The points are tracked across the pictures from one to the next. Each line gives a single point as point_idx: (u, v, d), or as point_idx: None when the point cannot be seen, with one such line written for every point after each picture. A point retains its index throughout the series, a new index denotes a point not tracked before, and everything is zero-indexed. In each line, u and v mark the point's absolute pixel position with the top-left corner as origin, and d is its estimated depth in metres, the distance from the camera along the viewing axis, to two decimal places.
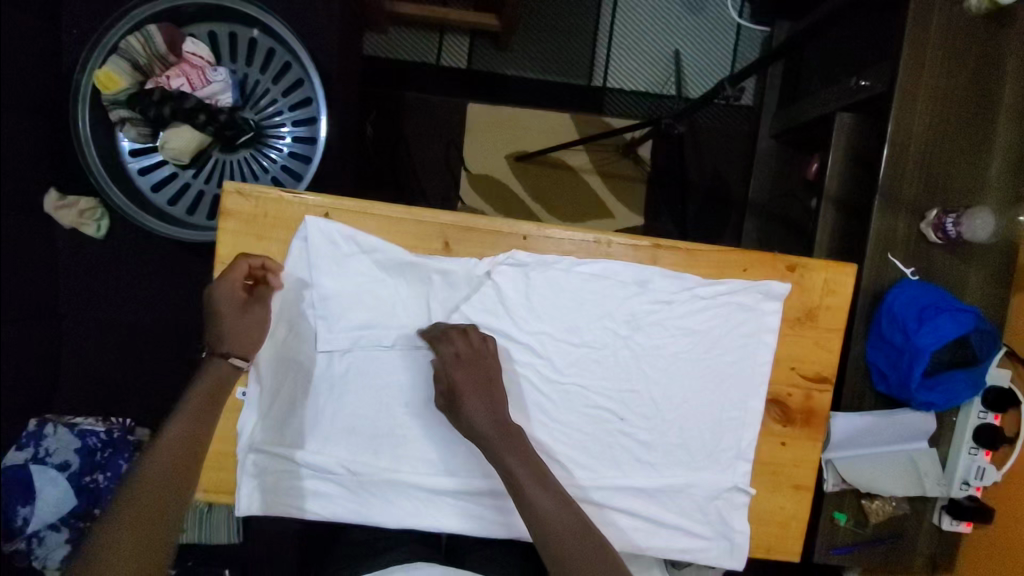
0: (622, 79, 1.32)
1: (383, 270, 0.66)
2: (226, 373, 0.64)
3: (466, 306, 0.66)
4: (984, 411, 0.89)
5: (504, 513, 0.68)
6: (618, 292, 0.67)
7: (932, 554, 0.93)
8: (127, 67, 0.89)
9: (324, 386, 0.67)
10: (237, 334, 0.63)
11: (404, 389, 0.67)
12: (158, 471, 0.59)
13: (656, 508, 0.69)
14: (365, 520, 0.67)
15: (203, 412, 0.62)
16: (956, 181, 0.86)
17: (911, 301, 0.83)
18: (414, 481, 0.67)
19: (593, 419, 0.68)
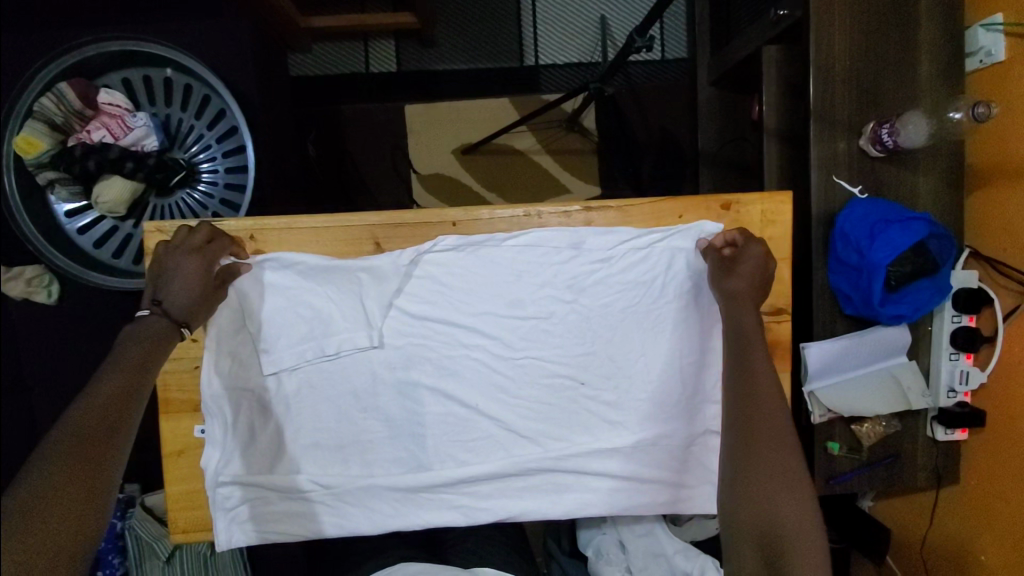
0: (553, 53, 1.31)
1: (313, 280, 0.68)
2: (157, 331, 0.61)
3: (403, 300, 0.69)
4: (957, 314, 0.87)
5: (482, 498, 0.70)
6: (553, 258, 0.68)
7: (932, 467, 0.92)
8: (44, 128, 0.88)
9: (281, 407, 0.69)
10: (192, 299, 0.63)
11: (358, 395, 0.69)
12: (62, 479, 0.51)
13: (631, 467, 0.70)
14: (349, 531, 0.69)
15: (105, 411, 0.56)
16: (887, 93, 0.85)
17: (862, 218, 0.82)
18: (387, 484, 0.69)
19: (549, 389, 0.70)
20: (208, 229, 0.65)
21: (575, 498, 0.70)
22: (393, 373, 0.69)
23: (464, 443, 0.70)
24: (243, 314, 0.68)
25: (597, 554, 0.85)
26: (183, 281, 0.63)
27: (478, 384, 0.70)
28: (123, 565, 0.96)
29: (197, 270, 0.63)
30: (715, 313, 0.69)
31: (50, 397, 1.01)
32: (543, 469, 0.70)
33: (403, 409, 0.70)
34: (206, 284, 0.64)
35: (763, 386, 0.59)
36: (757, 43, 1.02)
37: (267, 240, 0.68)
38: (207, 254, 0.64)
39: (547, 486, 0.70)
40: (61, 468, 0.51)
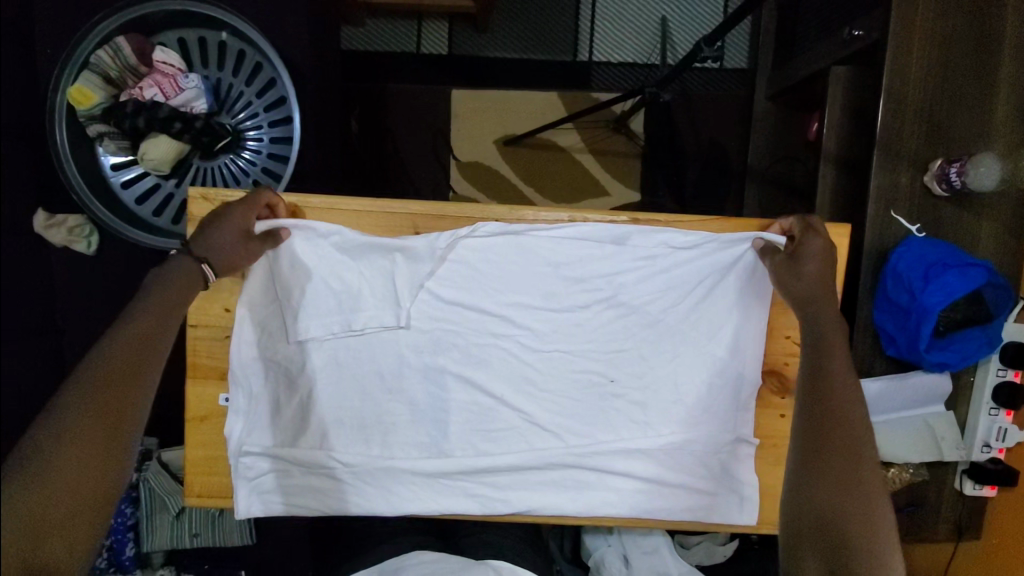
0: (608, 51, 1.28)
1: (344, 253, 0.66)
2: (186, 268, 0.60)
3: (433, 282, 0.67)
4: (1003, 368, 0.83)
5: (500, 488, 0.69)
6: (595, 252, 0.66)
7: (956, 520, 0.89)
8: (99, 81, 0.88)
9: (307, 382, 0.68)
10: (222, 244, 0.61)
11: (385, 375, 0.68)
12: (83, 423, 0.49)
13: (654, 467, 0.68)
14: (364, 510, 0.68)
15: (131, 359, 0.54)
16: (959, 130, 0.81)
17: (917, 258, 0.78)
18: (406, 467, 0.68)
19: (579, 392, 0.69)
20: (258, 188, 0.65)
21: (593, 496, 0.68)
22: (419, 358, 0.68)
23: (487, 432, 0.69)
24: (277, 285, 0.67)
25: (597, 565, 0.84)
26: (220, 229, 0.61)
27: (505, 381, 0.69)
28: (134, 515, 0.98)
29: (236, 222, 0.61)
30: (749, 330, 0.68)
31: (79, 343, 1.03)
32: (564, 465, 0.69)
33: (428, 394, 0.69)
34: (242, 239, 0.62)
35: (841, 396, 0.55)
36: (824, 62, 0.97)
37: (311, 216, 0.68)
38: (249, 210, 0.62)
39: (567, 483, 0.69)
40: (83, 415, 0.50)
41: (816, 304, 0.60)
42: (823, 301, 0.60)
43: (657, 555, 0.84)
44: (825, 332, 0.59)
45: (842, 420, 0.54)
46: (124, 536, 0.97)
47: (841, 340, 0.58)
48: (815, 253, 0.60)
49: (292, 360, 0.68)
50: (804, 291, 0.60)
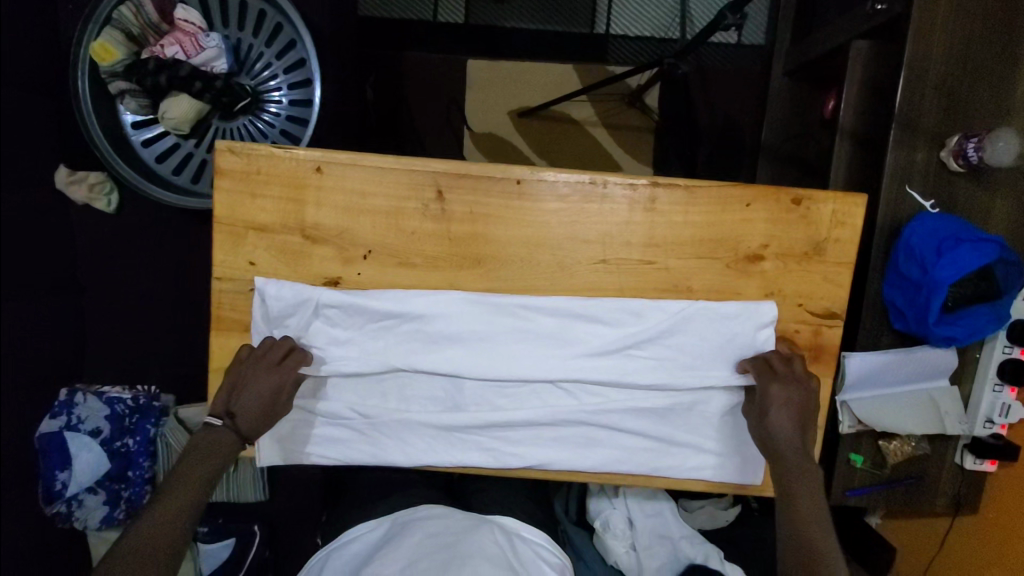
0: (626, 23, 1.26)
1: (364, 208, 0.66)
2: (227, 440, 0.64)
3: (449, 241, 0.67)
4: (1008, 345, 0.84)
5: (513, 444, 0.69)
6: (620, 213, 0.66)
7: (955, 494, 0.91)
8: (121, 37, 0.89)
9: (322, 339, 0.67)
10: (256, 417, 0.64)
11: (403, 332, 0.67)
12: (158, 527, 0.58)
13: (664, 428, 0.69)
14: (380, 460, 0.69)
15: (206, 458, 0.63)
16: (978, 106, 0.81)
17: (931, 233, 0.79)
18: (423, 420, 0.69)
19: (596, 354, 0.67)
20: (284, 345, 0.65)
21: (603, 453, 0.69)
22: (435, 317, 0.67)
23: (502, 389, 0.69)
24: (295, 239, 0.66)
25: (604, 526, 0.87)
26: (256, 408, 0.64)
27: (521, 340, 0.68)
28: (150, 469, 1.02)
29: (269, 389, 0.64)
30: (767, 307, 0.66)
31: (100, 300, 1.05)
32: (576, 422, 0.69)
33: (443, 356, 0.67)
34: (273, 400, 0.65)
35: (811, 520, 0.61)
36: (844, 37, 0.97)
37: (331, 175, 0.65)
38: (280, 375, 0.64)
39: (579, 440, 0.70)
40: (151, 521, 0.59)
41: (790, 441, 0.63)
42: (791, 430, 0.64)
43: (661, 518, 0.87)
44: (791, 423, 0.64)
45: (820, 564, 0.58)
46: (141, 488, 1.01)
47: (806, 419, 0.64)
48: (786, 396, 0.64)
49: (305, 317, 0.67)
50: (783, 438, 0.64)
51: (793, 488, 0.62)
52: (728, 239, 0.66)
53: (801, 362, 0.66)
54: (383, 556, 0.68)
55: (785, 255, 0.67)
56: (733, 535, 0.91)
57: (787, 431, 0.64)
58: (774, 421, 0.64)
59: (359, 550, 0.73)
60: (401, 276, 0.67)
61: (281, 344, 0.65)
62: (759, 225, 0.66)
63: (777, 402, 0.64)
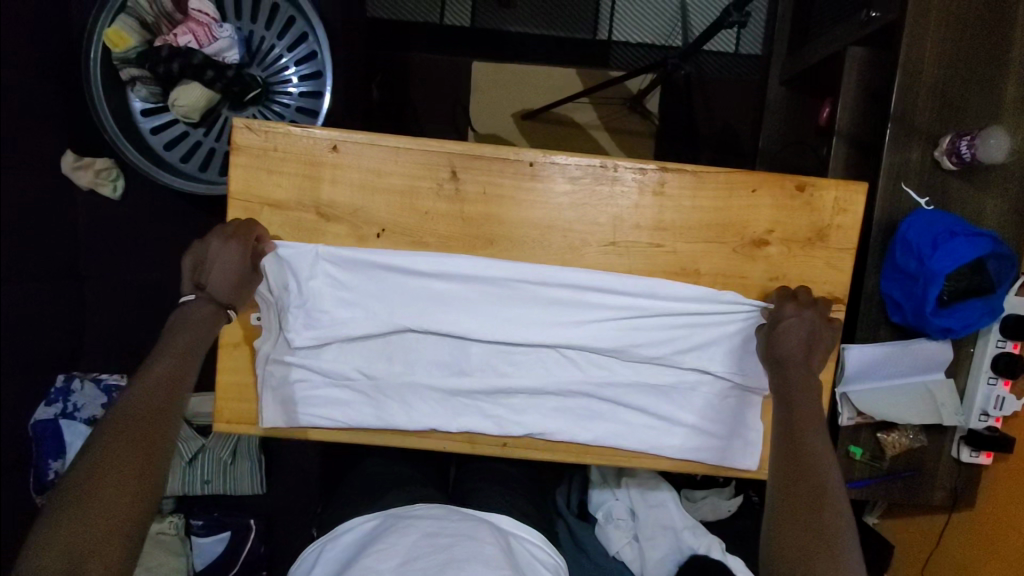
0: (628, 30, 1.29)
1: (381, 187, 0.67)
2: (206, 313, 0.63)
3: (461, 221, 0.68)
4: (1002, 339, 0.86)
5: (518, 411, 0.70)
6: (629, 197, 0.68)
7: (953, 488, 0.92)
8: (134, 24, 0.90)
9: (330, 302, 0.67)
10: (234, 284, 0.64)
11: (410, 292, 0.67)
12: (112, 457, 0.50)
13: (668, 407, 0.70)
14: (386, 423, 0.69)
15: (157, 382, 0.57)
16: (969, 108, 0.84)
17: (926, 228, 0.81)
18: (429, 382, 0.69)
19: (600, 323, 0.68)
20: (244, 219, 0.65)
21: (604, 427, 0.70)
22: (439, 278, 0.67)
23: (509, 355, 0.69)
24: (309, 216, 0.67)
25: (605, 516, 0.88)
26: (223, 279, 0.64)
27: (528, 310, 0.68)
28: None
29: (231, 261, 0.64)
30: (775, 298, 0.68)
31: (100, 287, 1.05)
32: (582, 393, 0.69)
33: (449, 320, 0.68)
34: (245, 267, 0.65)
35: (805, 431, 0.59)
36: (839, 44, 1.00)
37: (347, 154, 0.67)
38: (243, 239, 0.64)
39: (582, 411, 0.70)
40: (117, 447, 0.51)
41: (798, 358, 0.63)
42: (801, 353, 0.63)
43: (662, 509, 0.86)
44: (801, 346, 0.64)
45: (811, 471, 0.56)
46: None
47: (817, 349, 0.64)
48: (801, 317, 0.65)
49: (306, 279, 0.66)
50: (790, 354, 0.63)
51: (792, 401, 0.61)
52: (734, 223, 0.68)
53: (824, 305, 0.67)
54: (377, 547, 0.62)
55: (789, 240, 0.69)
56: (733, 526, 0.91)
57: (794, 350, 0.63)
58: (783, 337, 0.64)
59: (352, 540, 0.69)
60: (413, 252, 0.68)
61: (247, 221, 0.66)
62: (765, 210, 0.68)
63: (788, 320, 0.65)
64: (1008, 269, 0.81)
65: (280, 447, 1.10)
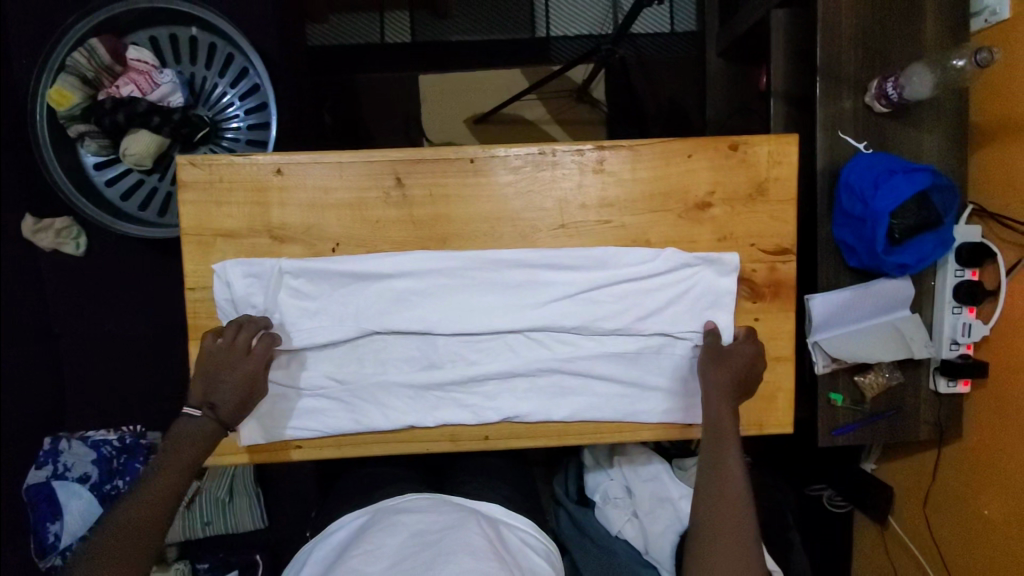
0: (566, 24, 1.32)
1: (329, 203, 0.69)
2: (210, 430, 0.63)
3: (411, 225, 0.69)
4: (960, 268, 0.88)
5: (490, 397, 0.71)
6: (571, 179, 0.70)
7: (937, 421, 0.94)
8: (76, 82, 0.91)
9: (295, 313, 0.69)
10: (240, 403, 0.64)
11: (370, 293, 0.69)
12: (122, 529, 0.56)
13: (636, 374, 0.72)
14: (362, 426, 0.70)
15: (179, 454, 0.61)
16: (892, 51, 0.87)
17: (866, 170, 0.83)
18: (399, 379, 0.70)
19: (560, 299, 0.70)
20: (258, 328, 0.66)
21: (577, 401, 0.71)
22: (399, 276, 0.69)
23: (474, 343, 0.71)
24: (264, 240, 0.69)
25: (603, 498, 0.89)
26: (233, 387, 0.63)
27: (488, 296, 0.70)
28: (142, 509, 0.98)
29: (249, 370, 0.64)
30: (729, 257, 0.69)
31: (77, 345, 1.06)
32: (551, 370, 0.71)
33: (413, 313, 0.69)
34: (250, 384, 0.65)
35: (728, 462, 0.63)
36: (764, 9, 1.03)
37: (292, 175, 0.68)
38: (253, 362, 0.65)
39: (554, 389, 0.71)
40: (130, 518, 0.56)
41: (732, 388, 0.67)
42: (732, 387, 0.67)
43: (658, 481, 0.87)
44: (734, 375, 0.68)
45: (728, 501, 0.61)
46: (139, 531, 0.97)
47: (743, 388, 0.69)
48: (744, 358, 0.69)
49: (270, 290, 0.68)
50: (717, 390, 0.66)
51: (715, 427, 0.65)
52: (676, 189, 0.70)
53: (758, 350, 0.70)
54: (364, 547, 0.64)
55: (731, 199, 0.71)
56: None
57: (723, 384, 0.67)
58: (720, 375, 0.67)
59: (343, 538, 0.71)
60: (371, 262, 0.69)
61: (251, 323, 0.66)
62: (703, 173, 0.70)
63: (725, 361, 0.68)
64: (948, 206, 0.84)
65: (277, 480, 1.10)
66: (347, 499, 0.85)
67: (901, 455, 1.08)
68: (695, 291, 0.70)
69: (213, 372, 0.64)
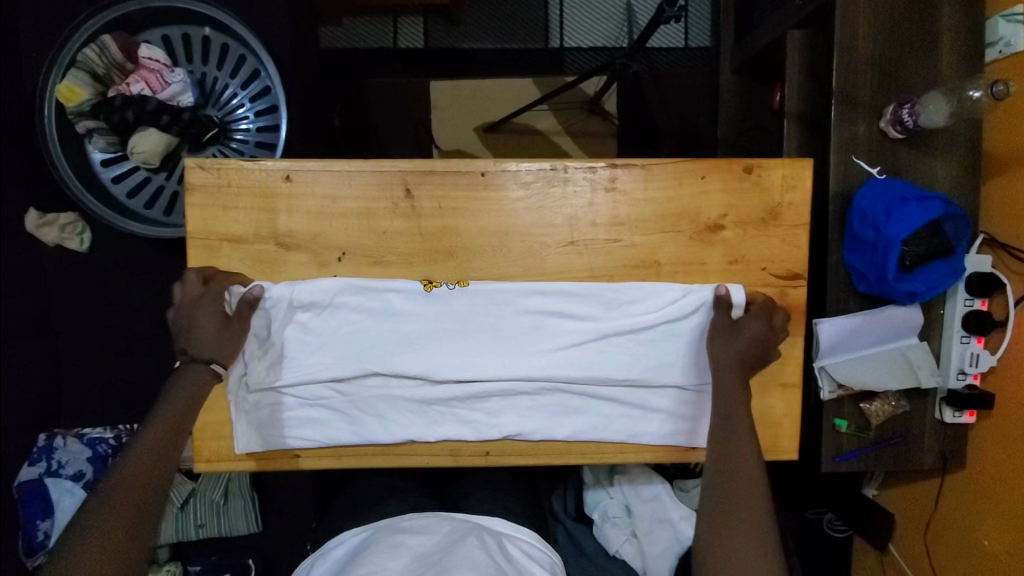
0: (579, 36, 1.32)
1: (336, 212, 0.68)
2: (204, 377, 0.65)
3: (419, 238, 0.68)
4: (970, 298, 0.88)
5: (492, 414, 0.70)
6: (582, 197, 0.69)
7: (941, 450, 0.93)
8: (86, 78, 0.91)
9: (296, 330, 0.68)
10: (215, 339, 0.65)
11: (375, 321, 0.68)
12: (111, 507, 0.53)
13: (641, 395, 0.71)
14: (362, 438, 0.69)
15: (163, 430, 0.60)
16: (908, 76, 0.87)
17: (879, 196, 0.82)
18: (401, 394, 0.69)
19: (567, 323, 0.69)
20: (204, 271, 0.66)
21: (579, 421, 0.70)
22: (404, 291, 0.68)
23: (478, 358, 0.69)
24: (270, 247, 0.68)
25: (602, 517, 0.87)
26: (203, 329, 0.64)
27: (494, 313, 0.69)
28: None
29: (214, 309, 0.65)
30: (737, 292, 0.68)
31: (75, 341, 1.05)
32: (554, 389, 0.70)
33: (419, 327, 0.69)
34: (220, 323, 0.65)
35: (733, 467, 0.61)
36: (781, 28, 1.02)
37: (301, 183, 0.67)
38: (213, 297, 0.65)
39: (556, 406, 0.70)
40: (117, 496, 0.54)
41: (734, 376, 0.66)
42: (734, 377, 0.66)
43: (659, 503, 0.85)
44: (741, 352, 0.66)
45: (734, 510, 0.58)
46: None
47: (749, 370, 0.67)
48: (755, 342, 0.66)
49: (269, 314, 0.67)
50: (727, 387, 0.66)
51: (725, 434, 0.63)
52: (688, 211, 0.69)
53: (772, 324, 0.67)
54: (367, 566, 0.63)
55: (743, 222, 0.70)
56: None
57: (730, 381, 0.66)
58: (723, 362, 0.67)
59: (343, 557, 0.70)
60: (378, 276, 0.69)
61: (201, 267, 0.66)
62: (716, 195, 0.69)
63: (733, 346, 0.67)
64: (959, 236, 0.82)
65: (273, 484, 1.09)
66: (343, 510, 0.84)
67: (903, 482, 1.07)
68: (706, 318, 0.69)
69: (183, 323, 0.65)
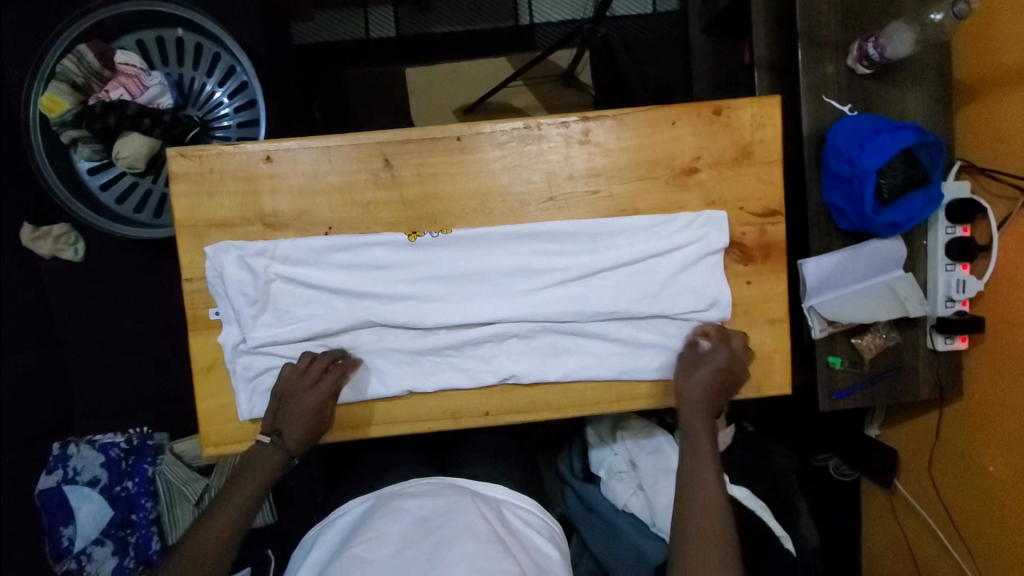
0: (547, 10, 1.33)
1: (319, 187, 0.69)
2: (274, 456, 0.69)
3: (400, 205, 0.70)
4: (951, 226, 0.89)
5: (486, 360, 0.72)
6: (557, 152, 0.70)
7: (937, 379, 0.94)
8: (66, 88, 0.92)
9: (291, 295, 0.70)
10: (304, 431, 0.68)
11: (361, 274, 0.70)
12: (204, 542, 0.63)
13: (630, 331, 0.72)
14: (362, 395, 0.71)
15: (249, 476, 0.67)
16: (872, 11, 0.88)
17: (852, 130, 0.83)
18: (395, 346, 0.71)
19: (551, 268, 0.71)
20: (325, 358, 0.69)
21: (571, 361, 0.72)
22: (390, 246, 0.70)
23: (467, 307, 0.70)
24: (257, 228, 0.69)
25: (608, 472, 0.89)
26: (299, 419, 0.68)
27: (480, 265, 0.71)
28: (155, 509, 0.99)
29: (313, 401, 0.68)
30: (718, 216, 0.71)
31: (80, 349, 1.07)
32: (543, 331, 0.72)
33: (408, 283, 0.70)
34: (316, 415, 0.69)
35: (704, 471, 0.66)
36: None
37: (282, 163, 0.69)
38: (321, 392, 0.68)
39: (548, 350, 0.72)
40: (204, 534, 0.64)
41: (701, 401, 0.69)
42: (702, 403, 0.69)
43: (661, 453, 0.87)
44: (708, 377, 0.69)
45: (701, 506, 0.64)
46: (148, 530, 0.97)
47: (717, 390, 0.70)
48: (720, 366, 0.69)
49: (262, 278, 0.69)
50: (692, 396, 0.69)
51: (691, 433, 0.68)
52: (662, 157, 0.71)
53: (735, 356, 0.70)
54: (368, 534, 0.64)
55: (717, 164, 0.71)
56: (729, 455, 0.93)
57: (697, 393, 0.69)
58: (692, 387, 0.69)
59: (348, 524, 0.72)
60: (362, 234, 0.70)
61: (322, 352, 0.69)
62: (688, 139, 0.71)
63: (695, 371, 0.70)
64: (936, 155, 0.83)
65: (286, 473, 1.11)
66: (353, 485, 0.86)
67: (903, 415, 1.09)
68: (688, 250, 0.71)
69: (285, 406, 0.69)
